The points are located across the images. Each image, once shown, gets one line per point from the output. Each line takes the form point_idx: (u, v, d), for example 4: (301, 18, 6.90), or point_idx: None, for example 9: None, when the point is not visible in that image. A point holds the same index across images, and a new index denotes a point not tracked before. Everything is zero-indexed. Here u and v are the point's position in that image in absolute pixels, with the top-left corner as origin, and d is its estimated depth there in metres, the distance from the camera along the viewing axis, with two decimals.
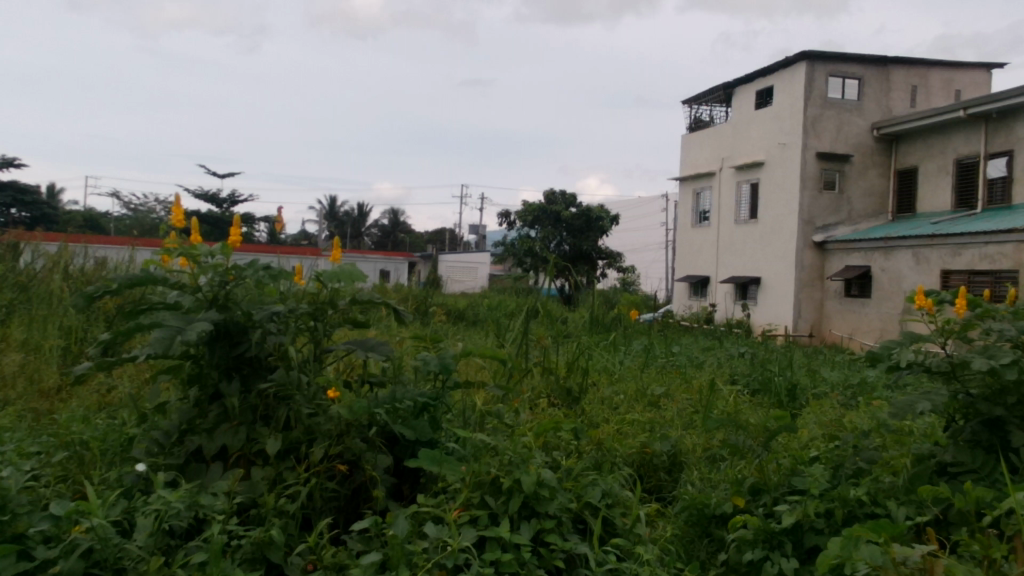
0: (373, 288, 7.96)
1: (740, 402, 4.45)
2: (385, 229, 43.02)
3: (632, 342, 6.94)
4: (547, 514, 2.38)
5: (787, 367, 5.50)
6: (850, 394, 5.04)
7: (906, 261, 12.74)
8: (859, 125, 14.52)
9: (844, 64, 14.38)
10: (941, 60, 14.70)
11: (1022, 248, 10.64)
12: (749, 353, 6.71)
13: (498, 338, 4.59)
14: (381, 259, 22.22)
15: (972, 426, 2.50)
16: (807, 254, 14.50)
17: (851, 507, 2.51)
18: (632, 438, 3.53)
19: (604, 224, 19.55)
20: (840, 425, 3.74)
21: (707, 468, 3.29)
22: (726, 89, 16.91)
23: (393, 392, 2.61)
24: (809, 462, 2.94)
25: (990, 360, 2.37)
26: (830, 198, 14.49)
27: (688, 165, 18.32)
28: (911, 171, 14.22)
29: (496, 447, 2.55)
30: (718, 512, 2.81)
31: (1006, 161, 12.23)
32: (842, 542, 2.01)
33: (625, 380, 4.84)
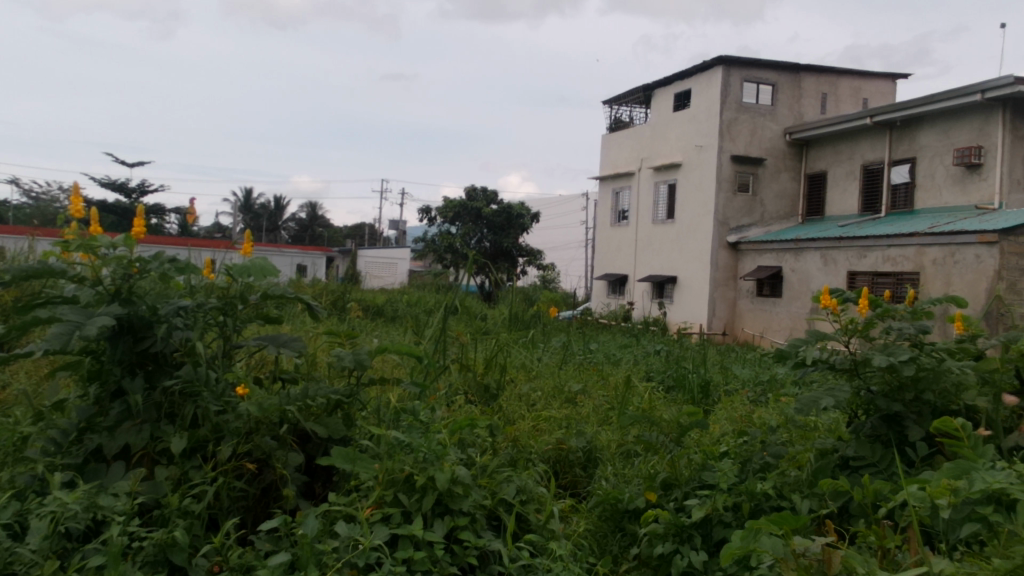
0: (288, 282, 7.82)
1: (654, 399, 4.52)
2: (303, 223, 42.30)
3: (551, 339, 7.00)
4: (461, 511, 2.36)
5: (701, 364, 5.63)
6: (760, 390, 5.20)
7: (814, 263, 13.18)
8: (771, 129, 14.96)
9: (759, 70, 14.78)
10: (849, 69, 15.26)
11: (922, 251, 11.12)
12: (664, 351, 6.85)
13: (417, 334, 4.55)
14: (298, 254, 21.80)
15: (873, 422, 2.60)
16: (721, 254, 14.86)
17: (757, 500, 2.60)
18: (548, 434, 3.56)
19: (525, 221, 19.62)
20: (750, 422, 3.85)
21: (621, 464, 3.35)
22: (645, 91, 17.18)
23: (305, 388, 2.55)
24: (719, 457, 3.02)
25: (889, 357, 2.46)
26: (744, 200, 14.87)
27: (608, 165, 18.56)
28: (820, 176, 14.73)
29: (410, 444, 2.52)
30: (631, 507, 2.86)
31: (909, 168, 12.78)
32: (745, 534, 2.07)
33: (542, 377, 4.87)
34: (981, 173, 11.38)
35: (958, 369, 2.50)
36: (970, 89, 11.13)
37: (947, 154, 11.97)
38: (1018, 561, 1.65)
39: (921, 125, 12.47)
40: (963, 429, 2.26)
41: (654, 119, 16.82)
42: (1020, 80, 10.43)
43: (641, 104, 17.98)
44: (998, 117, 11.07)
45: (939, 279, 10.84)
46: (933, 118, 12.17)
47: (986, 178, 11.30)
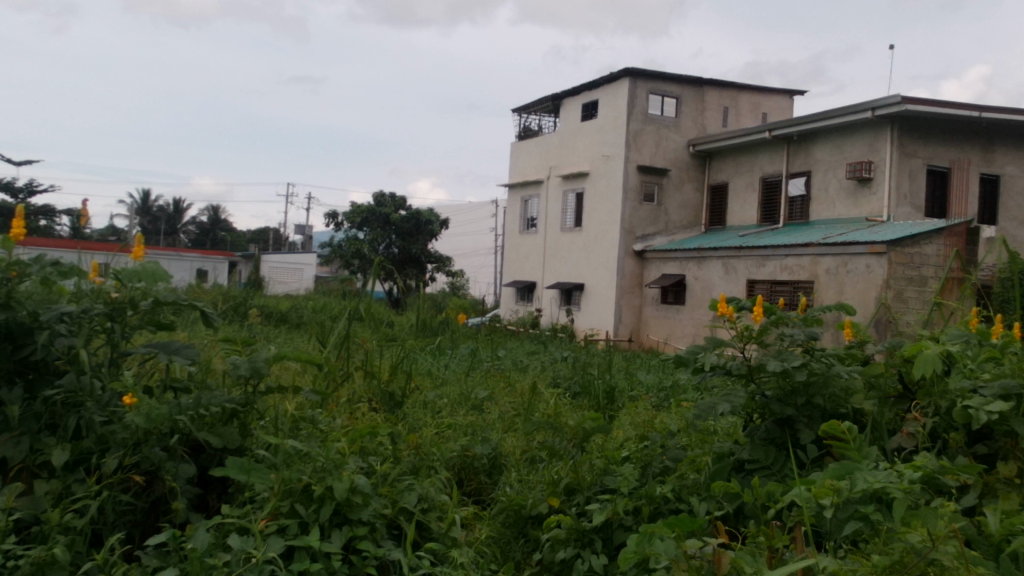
0: (187, 288, 7.55)
1: (560, 405, 4.56)
2: (204, 226, 41.13)
3: (459, 346, 6.98)
4: (360, 521, 2.33)
5: (607, 370, 5.72)
6: (663, 395, 5.29)
7: (715, 271, 13.57)
8: (675, 141, 15.33)
9: (663, 83, 15.14)
10: (749, 84, 15.81)
11: (816, 261, 11.58)
12: (571, 357, 6.92)
13: (322, 340, 4.48)
14: (198, 257, 21.16)
15: (767, 425, 2.68)
16: (626, 262, 15.14)
17: (656, 504, 2.66)
18: (452, 441, 3.55)
19: (434, 228, 19.59)
20: (652, 426, 3.92)
21: (525, 469, 3.36)
22: (553, 101, 17.37)
23: (198, 397, 2.47)
24: (621, 461, 3.06)
25: (782, 363, 2.55)
26: (649, 210, 15.19)
27: (517, 173, 18.70)
28: (722, 187, 15.18)
29: (309, 453, 2.47)
30: (534, 513, 2.88)
31: (804, 180, 13.31)
32: (639, 537, 2.12)
33: (449, 384, 4.85)
34: (871, 187, 11.94)
35: (846, 374, 2.62)
36: (862, 106, 11.64)
37: (840, 168, 12.52)
38: (896, 557, 1.74)
39: (816, 140, 13.00)
40: (849, 432, 2.35)
41: (562, 129, 17.02)
42: (906, 99, 11.00)
43: (549, 113, 18.19)
44: (887, 134, 11.63)
45: (833, 288, 11.30)
46: (827, 133, 12.71)
47: (876, 192, 11.85)
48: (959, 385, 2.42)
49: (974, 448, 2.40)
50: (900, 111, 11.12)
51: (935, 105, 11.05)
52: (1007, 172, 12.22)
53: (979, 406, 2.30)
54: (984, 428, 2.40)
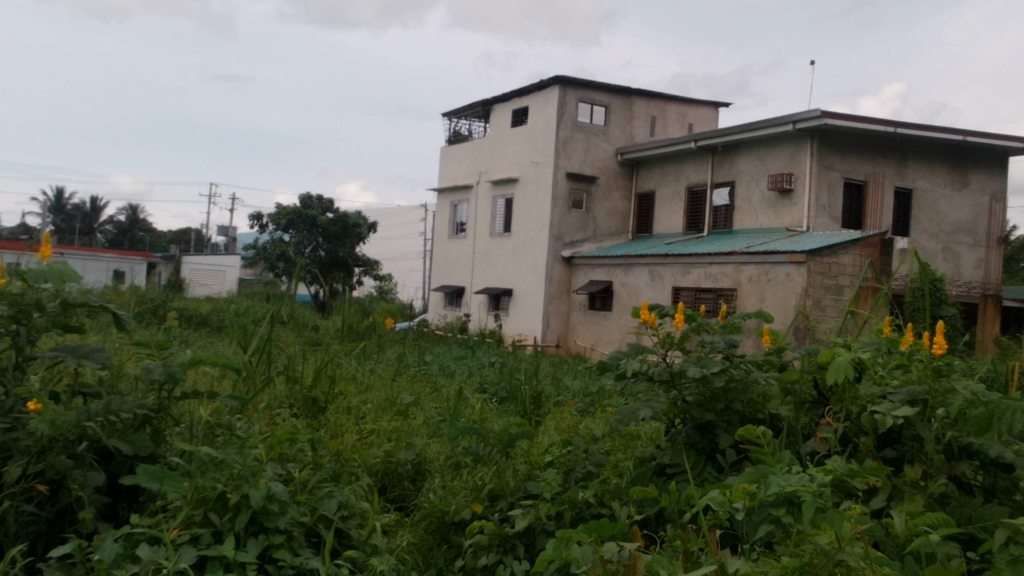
0: (102, 290, 7.31)
1: (486, 410, 4.55)
2: (122, 226, 39.88)
3: (385, 350, 6.93)
4: (277, 529, 2.29)
5: (533, 375, 5.74)
6: (588, 400, 5.34)
7: (642, 278, 13.78)
8: (604, 149, 15.52)
9: (592, 91, 15.31)
10: (676, 95, 16.11)
11: (739, 269, 11.85)
12: (499, 363, 6.93)
13: (243, 344, 4.39)
14: (116, 258, 20.50)
15: (687, 430, 2.73)
16: (555, 267, 15.24)
17: (579, 508, 2.69)
18: (376, 447, 3.52)
19: (362, 231, 19.39)
20: (576, 432, 3.96)
21: (449, 475, 3.34)
22: (484, 106, 17.39)
23: (108, 403, 2.39)
24: (544, 466, 3.08)
25: (701, 369, 2.60)
26: (578, 216, 15.34)
27: (446, 178, 18.67)
28: (649, 195, 15.43)
29: (224, 460, 2.41)
30: (456, 519, 2.88)
31: (728, 191, 13.62)
32: (556, 542, 2.13)
33: (374, 389, 4.80)
34: (792, 198, 12.28)
35: (763, 380, 2.68)
36: (783, 119, 11.97)
37: (762, 179, 12.85)
38: (805, 559, 1.79)
39: (740, 152, 13.32)
40: (764, 436, 2.41)
41: (492, 134, 17.06)
42: (826, 114, 11.36)
43: (479, 118, 18.21)
44: (807, 147, 11.99)
45: (754, 296, 11.58)
46: (750, 144, 13.05)
47: (796, 203, 12.20)
48: (869, 391, 2.50)
49: (882, 451, 2.48)
50: (820, 125, 11.47)
51: (853, 120, 11.43)
52: (919, 186, 12.69)
53: (886, 411, 2.37)
54: (892, 432, 2.48)
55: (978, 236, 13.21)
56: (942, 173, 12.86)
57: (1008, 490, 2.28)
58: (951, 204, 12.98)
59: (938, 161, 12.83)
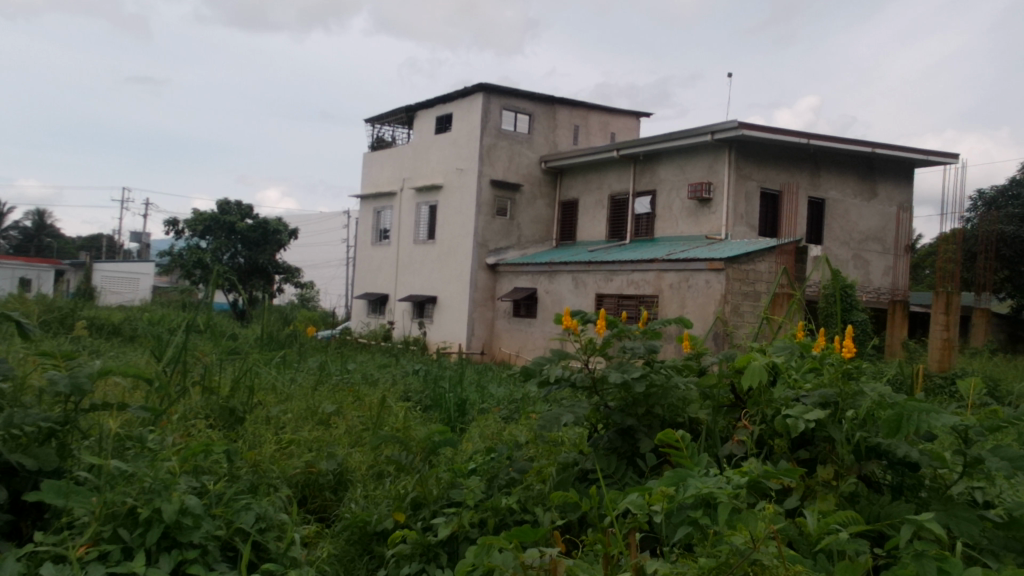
0: (5, 299, 7.01)
1: (410, 419, 4.51)
2: (27, 232, 38.29)
3: (306, 359, 6.82)
4: (191, 544, 2.22)
5: (457, 383, 5.72)
6: (512, 407, 5.34)
7: (565, 285, 13.90)
8: (528, 157, 15.61)
9: (516, 99, 15.40)
10: (599, 105, 16.33)
11: (661, 275, 12.06)
12: (423, 370, 6.89)
13: (155, 353, 4.25)
14: (20, 266, 19.64)
15: (610, 435, 2.76)
16: (479, 274, 15.24)
17: (502, 515, 2.69)
18: (296, 458, 3.46)
19: (282, 238, 19.05)
20: (500, 439, 3.96)
21: (371, 484, 3.30)
22: (407, 112, 17.30)
23: (10, 416, 2.32)
24: (468, 474, 3.08)
25: (623, 375, 2.63)
26: (502, 224, 15.38)
27: (369, 184, 18.51)
28: (573, 204, 15.59)
29: (136, 473, 2.33)
30: (379, 529, 2.85)
31: (650, 199, 13.87)
32: (477, 549, 2.12)
33: (294, 399, 4.70)
34: (711, 207, 12.59)
35: (683, 385, 2.73)
36: (702, 130, 12.25)
37: (682, 188, 13.13)
38: (721, 559, 1.83)
39: (660, 161, 13.58)
40: (683, 440, 2.44)
41: (416, 141, 16.99)
42: (743, 125, 11.67)
43: (403, 124, 18.11)
44: (725, 157, 12.31)
45: (675, 302, 11.80)
46: (671, 154, 13.32)
47: (715, 212, 12.50)
48: (783, 394, 2.57)
49: (796, 452, 2.55)
50: (737, 136, 11.78)
51: (767, 131, 11.77)
52: (831, 196, 13.14)
53: (799, 414, 2.44)
54: (805, 434, 2.55)
55: (886, 243, 13.73)
56: (852, 183, 13.35)
57: (914, 487, 2.37)
58: (861, 214, 13.47)
59: (848, 171, 13.31)
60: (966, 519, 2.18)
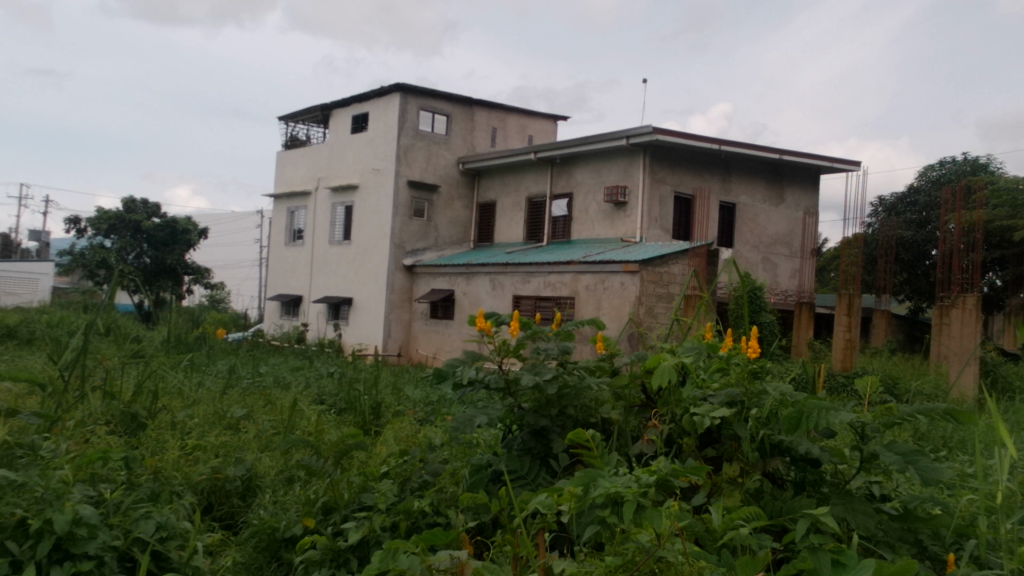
0: None
1: (323, 422, 4.44)
2: None
3: (216, 363, 6.63)
4: (85, 555, 2.14)
5: (373, 385, 5.65)
6: (429, 410, 5.31)
7: (482, 286, 13.90)
8: (445, 158, 15.56)
9: (433, 100, 15.34)
10: (516, 107, 16.40)
11: (577, 277, 12.18)
12: (337, 373, 6.79)
13: (52, 357, 4.08)
14: None
15: (523, 436, 2.76)
16: (396, 276, 15.13)
17: (414, 518, 2.68)
18: (202, 464, 3.36)
19: (192, 237, 18.52)
20: (415, 441, 3.94)
21: (281, 489, 3.22)
22: (322, 111, 17.02)
23: None
24: (380, 478, 3.06)
25: (535, 377, 2.65)
26: (419, 225, 15.30)
27: (282, 183, 18.17)
28: (490, 205, 15.62)
29: (25, 484, 2.23)
30: (287, 535, 2.80)
31: (567, 202, 14.02)
32: (383, 554, 2.10)
33: (202, 403, 4.57)
34: (626, 210, 12.79)
35: (595, 386, 2.76)
36: (618, 134, 12.43)
37: (599, 191, 13.31)
38: (627, 558, 1.86)
39: (577, 164, 13.74)
40: (593, 440, 2.47)
41: (331, 140, 16.75)
42: (657, 130, 11.90)
43: (318, 123, 17.83)
44: (640, 161, 12.53)
45: (591, 303, 11.94)
46: (587, 157, 13.48)
47: (630, 214, 12.71)
48: (691, 394, 2.62)
49: (703, 451, 2.61)
50: (651, 140, 12.00)
51: (681, 136, 12.02)
52: (741, 201, 13.52)
53: (705, 413, 2.48)
54: (712, 432, 2.61)
55: (793, 247, 14.20)
56: (761, 189, 13.75)
57: (816, 483, 2.45)
58: (770, 218, 13.89)
59: (757, 177, 13.71)
60: (863, 513, 2.27)
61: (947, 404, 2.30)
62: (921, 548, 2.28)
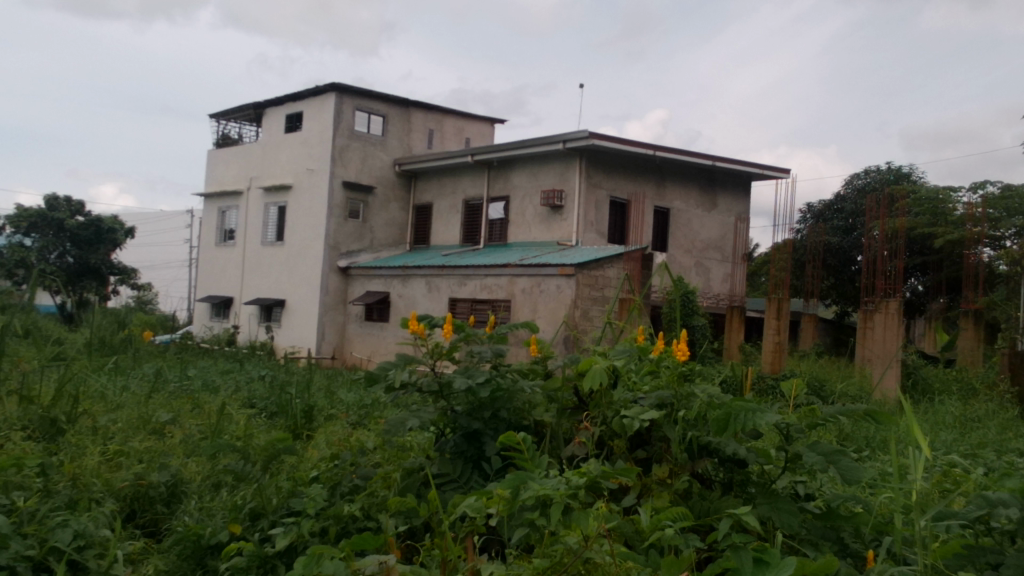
0: None
1: (252, 426, 4.36)
2: None
3: (142, 365, 6.47)
4: None
5: (305, 389, 5.58)
6: (361, 413, 5.26)
7: (418, 289, 13.83)
8: (381, 159, 15.44)
9: (369, 101, 15.22)
10: (453, 109, 16.36)
11: (513, 280, 12.21)
12: (269, 376, 6.68)
13: None
14: None
15: (455, 439, 2.76)
16: (330, 278, 14.95)
17: (344, 523, 2.65)
18: (125, 470, 3.27)
19: (118, 237, 18.02)
20: (347, 445, 3.90)
21: (208, 495, 3.16)
22: (255, 109, 16.71)
23: None
24: (309, 483, 3.03)
25: (467, 381, 2.65)
26: (354, 227, 15.15)
27: (213, 182, 17.81)
28: (427, 208, 15.55)
29: None
30: (213, 542, 2.74)
31: (503, 205, 14.05)
32: (306, 559, 2.07)
33: (126, 407, 4.45)
34: (563, 214, 12.88)
35: (528, 389, 2.77)
36: (554, 138, 12.49)
37: (535, 195, 13.37)
38: (555, 559, 1.87)
39: (514, 167, 13.78)
40: (524, 442, 2.47)
41: (264, 139, 16.48)
42: (593, 135, 12.00)
43: (251, 121, 17.51)
44: (576, 166, 12.64)
45: (527, 306, 11.98)
46: (524, 161, 13.54)
47: (566, 218, 12.80)
48: (622, 396, 2.65)
49: (634, 452, 2.64)
50: (587, 145, 12.10)
51: (616, 141, 12.16)
52: (675, 206, 13.73)
53: (635, 415, 2.51)
54: (642, 434, 2.64)
55: (725, 252, 14.46)
56: (694, 194, 13.99)
57: (743, 483, 2.48)
58: (703, 223, 14.14)
59: (691, 183, 13.95)
60: (787, 512, 2.32)
61: (867, 406, 2.37)
62: (843, 545, 2.34)
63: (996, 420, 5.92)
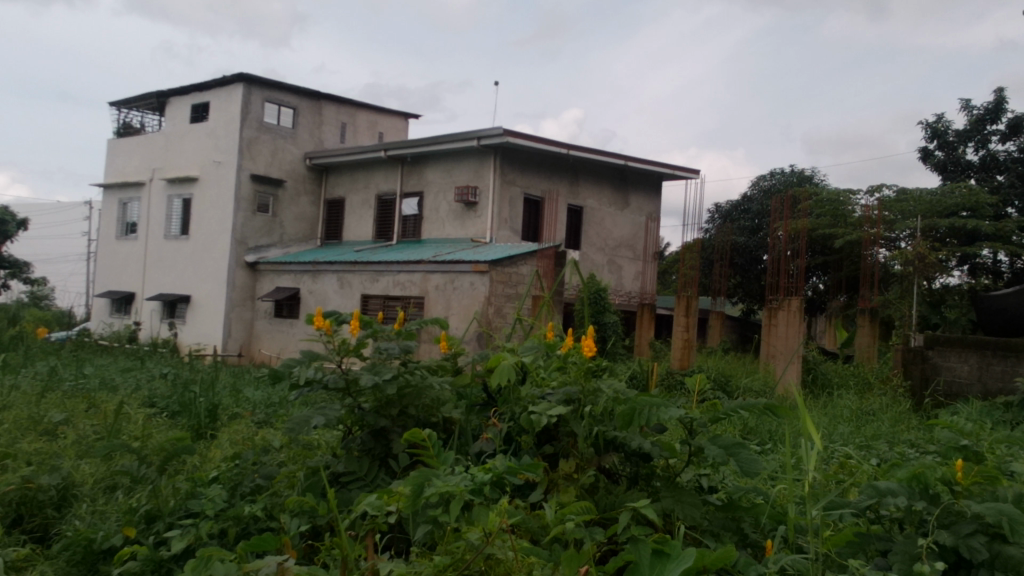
0: None
1: (151, 427, 4.20)
2: None
3: (35, 364, 6.16)
4: None
5: (209, 387, 5.40)
6: (267, 411, 5.13)
7: (329, 284, 13.61)
8: (291, 152, 15.12)
9: (279, 92, 14.87)
10: (366, 103, 16.16)
11: (426, 277, 12.14)
12: (171, 374, 6.45)
13: None
14: None
15: (362, 436, 2.71)
16: (237, 273, 14.56)
17: (244, 524, 2.58)
18: (12, 473, 3.11)
19: (9, 229, 17.11)
20: (251, 444, 3.79)
21: (101, 498, 3.03)
22: (158, 99, 16.14)
23: None
24: (209, 483, 2.95)
25: (374, 377, 2.61)
26: (263, 221, 14.82)
27: (113, 173, 17.14)
28: (338, 202, 15.32)
29: None
30: (105, 547, 2.64)
31: (417, 201, 13.96)
32: (196, 563, 2.03)
33: (13, 409, 4.22)
34: (477, 211, 12.87)
35: (437, 386, 2.75)
36: (468, 135, 12.46)
37: (449, 191, 13.33)
38: (455, 557, 1.87)
39: (428, 162, 13.70)
40: (430, 439, 2.45)
41: (168, 129, 15.95)
42: (507, 132, 12.03)
43: (154, 111, 16.90)
44: (490, 163, 12.66)
45: (440, 303, 11.92)
46: (438, 156, 13.48)
47: (480, 215, 12.80)
48: (529, 392, 2.66)
49: (541, 448, 2.64)
50: (501, 142, 12.12)
51: (530, 139, 12.22)
52: (588, 205, 13.91)
53: (542, 410, 2.52)
54: (550, 429, 2.64)
55: (637, 250, 14.71)
56: (607, 193, 14.19)
57: (648, 476, 2.51)
58: (615, 222, 14.35)
59: (603, 182, 14.15)
60: (690, 504, 2.37)
61: (765, 400, 2.44)
62: (743, 535, 2.41)
63: (890, 413, 6.18)
